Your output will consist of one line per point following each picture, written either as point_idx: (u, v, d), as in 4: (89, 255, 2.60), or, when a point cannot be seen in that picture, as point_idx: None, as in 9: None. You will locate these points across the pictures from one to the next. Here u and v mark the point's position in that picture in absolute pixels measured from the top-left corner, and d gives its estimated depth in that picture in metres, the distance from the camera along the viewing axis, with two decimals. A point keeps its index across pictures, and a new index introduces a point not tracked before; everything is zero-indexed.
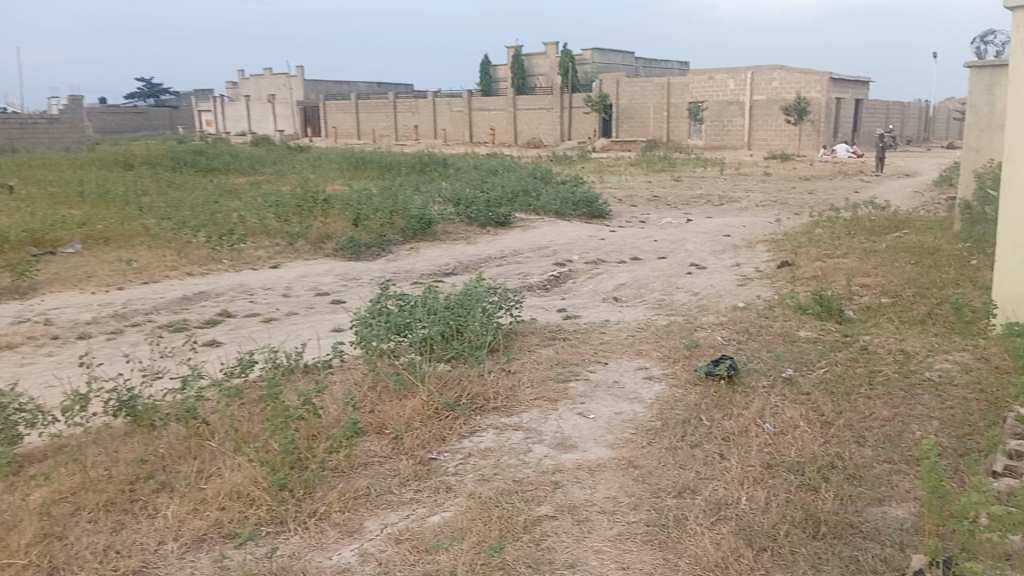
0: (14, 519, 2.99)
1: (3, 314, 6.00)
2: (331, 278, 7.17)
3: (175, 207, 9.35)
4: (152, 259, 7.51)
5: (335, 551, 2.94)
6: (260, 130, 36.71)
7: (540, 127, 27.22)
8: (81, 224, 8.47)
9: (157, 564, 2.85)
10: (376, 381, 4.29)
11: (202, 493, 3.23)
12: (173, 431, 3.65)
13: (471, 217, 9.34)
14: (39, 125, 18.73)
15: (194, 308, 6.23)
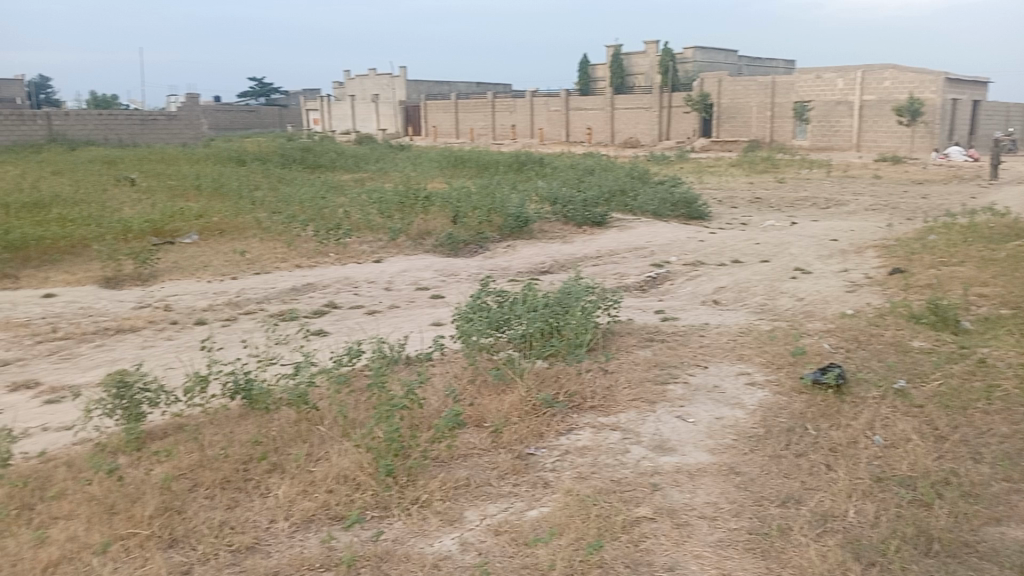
0: (138, 492, 3.17)
1: (127, 299, 6.41)
2: (430, 273, 7.32)
3: (285, 202, 9.75)
4: (263, 251, 7.86)
5: (436, 538, 3.01)
6: (363, 129, 37.82)
7: (637, 126, 26.95)
8: (199, 215, 8.96)
9: (269, 541, 2.98)
10: (476, 375, 4.37)
11: (311, 475, 3.36)
12: (285, 416, 3.82)
13: (568, 217, 9.36)
14: (159, 121, 19.92)
15: (302, 299, 6.49)
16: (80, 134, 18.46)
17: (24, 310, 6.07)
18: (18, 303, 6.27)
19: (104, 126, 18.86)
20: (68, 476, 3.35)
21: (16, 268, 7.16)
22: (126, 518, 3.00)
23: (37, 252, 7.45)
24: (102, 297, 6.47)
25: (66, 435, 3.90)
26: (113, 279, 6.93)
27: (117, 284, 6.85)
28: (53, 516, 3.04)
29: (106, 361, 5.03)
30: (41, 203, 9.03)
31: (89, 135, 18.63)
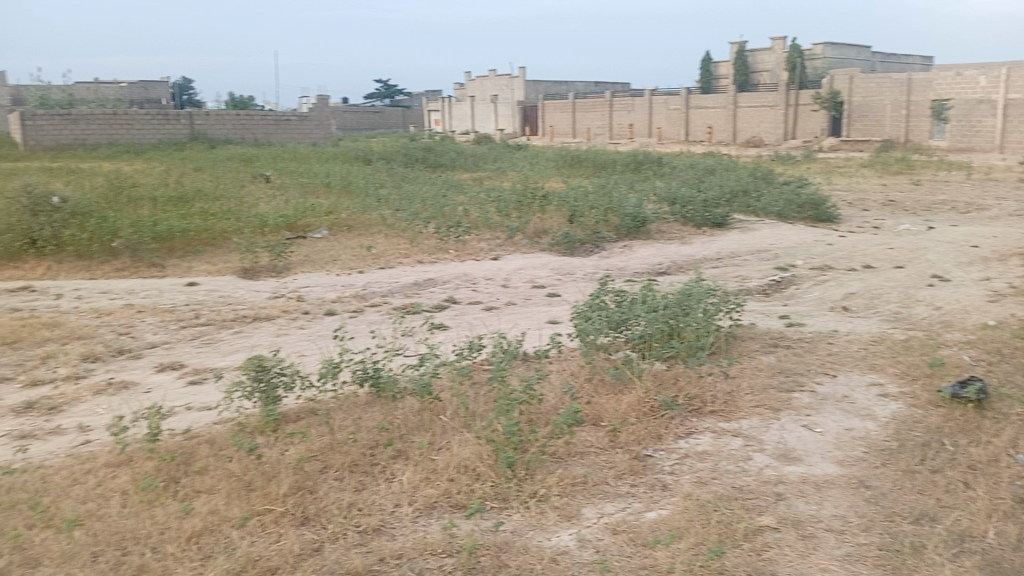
0: (274, 470, 3.36)
1: (263, 289, 6.80)
2: (546, 271, 7.39)
3: (408, 200, 10.07)
4: (387, 247, 8.15)
5: (554, 533, 3.04)
6: (481, 129, 38.44)
7: (761, 125, 26.07)
8: (328, 211, 9.38)
9: (394, 524, 3.09)
10: (593, 374, 4.39)
11: (433, 463, 3.47)
12: (409, 406, 3.96)
13: (687, 218, 9.21)
14: (291, 122, 20.94)
15: (423, 293, 6.69)
16: (220, 133, 19.67)
17: (171, 297, 6.55)
18: (165, 291, 6.77)
19: (241, 126, 20.00)
20: (210, 452, 3.58)
21: (164, 258, 7.74)
22: (263, 495, 3.18)
23: (182, 243, 8.01)
24: (241, 287, 6.90)
25: (208, 415, 4.18)
26: (250, 270, 7.36)
27: (254, 275, 7.28)
28: (196, 489, 3.26)
29: (244, 347, 5.36)
30: (186, 197, 9.69)
31: (228, 134, 19.82)
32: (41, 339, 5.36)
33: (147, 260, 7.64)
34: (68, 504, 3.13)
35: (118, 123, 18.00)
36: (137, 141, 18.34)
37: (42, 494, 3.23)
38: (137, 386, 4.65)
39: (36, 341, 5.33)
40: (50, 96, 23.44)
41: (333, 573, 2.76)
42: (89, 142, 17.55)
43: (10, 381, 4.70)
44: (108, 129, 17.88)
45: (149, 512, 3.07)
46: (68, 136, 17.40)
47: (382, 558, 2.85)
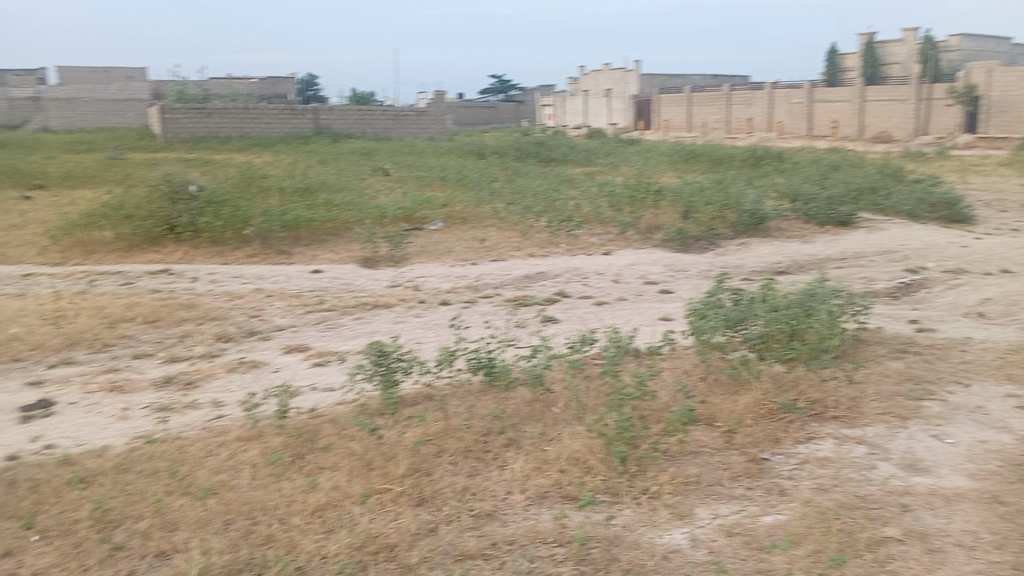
0: (392, 451, 3.48)
1: (382, 278, 7.04)
2: (659, 267, 7.30)
3: (521, 194, 10.16)
4: (500, 239, 8.26)
5: (666, 530, 3.01)
6: (593, 124, 38.23)
7: (890, 120, 24.60)
8: (444, 204, 9.58)
9: (506, 511, 3.14)
10: (708, 373, 4.31)
11: (545, 454, 3.51)
12: (521, 396, 4.01)
13: (808, 215, 8.87)
14: (409, 117, 21.50)
15: (535, 286, 6.74)
16: (342, 128, 20.44)
17: (296, 284, 6.88)
18: (292, 277, 7.12)
19: (362, 120, 20.71)
20: (333, 431, 3.75)
21: (291, 246, 8.15)
22: (382, 475, 3.31)
23: (307, 232, 8.40)
24: (361, 275, 7.17)
25: (331, 396, 4.38)
26: (370, 260, 7.63)
27: (373, 264, 7.54)
28: (320, 466, 3.42)
29: (363, 332, 5.56)
30: (311, 188, 10.15)
31: (350, 129, 20.57)
32: (180, 319, 5.74)
33: (275, 248, 8.07)
34: (204, 474, 3.35)
35: (249, 118, 19.02)
36: (266, 135, 19.33)
37: (180, 463, 3.47)
38: (266, 366, 4.91)
39: (176, 320, 5.72)
40: (189, 91, 25.05)
41: (448, 554, 2.83)
42: (222, 135, 18.64)
43: (152, 356, 5.06)
44: (240, 123, 18.93)
45: (276, 486, 3.24)
46: (204, 130, 18.55)
47: (494, 543, 2.90)
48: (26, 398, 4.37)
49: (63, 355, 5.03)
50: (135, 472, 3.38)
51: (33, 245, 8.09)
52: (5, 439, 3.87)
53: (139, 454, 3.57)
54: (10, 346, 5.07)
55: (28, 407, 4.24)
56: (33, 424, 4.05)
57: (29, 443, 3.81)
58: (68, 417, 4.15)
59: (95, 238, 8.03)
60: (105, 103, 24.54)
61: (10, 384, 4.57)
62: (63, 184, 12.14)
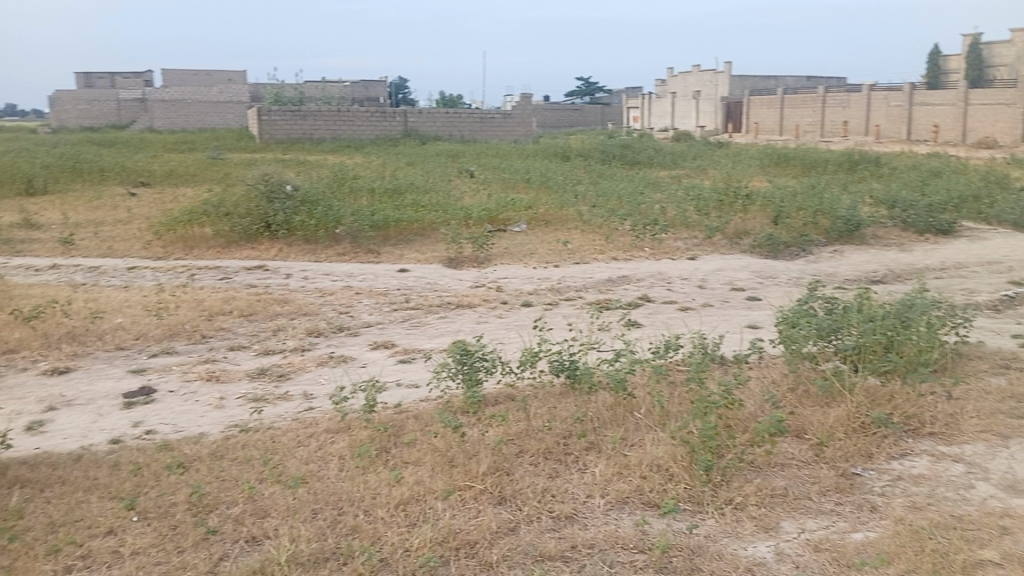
0: (474, 450, 3.53)
1: (465, 279, 7.14)
2: (746, 273, 7.14)
3: (605, 197, 10.12)
4: (583, 242, 8.24)
5: (750, 543, 2.95)
6: (681, 126, 37.65)
7: (996, 124, 23.29)
8: (527, 206, 9.63)
9: (586, 514, 3.13)
10: (797, 383, 4.19)
11: (626, 459, 3.49)
12: (603, 399, 4.00)
13: (907, 222, 8.50)
14: (496, 119, 21.69)
15: (618, 290, 6.70)
16: (430, 130, 20.77)
17: (383, 282, 7.05)
18: (379, 275, 7.30)
19: (450, 123, 21.00)
20: (417, 427, 3.82)
21: (379, 245, 8.37)
22: (464, 472, 3.35)
23: (395, 231, 8.60)
24: (446, 275, 7.29)
25: (416, 392, 4.47)
26: (455, 260, 7.74)
27: (457, 264, 7.65)
28: (404, 460, 3.49)
29: (448, 331, 5.65)
30: (399, 189, 10.37)
31: (437, 131, 20.89)
32: (273, 313, 5.97)
33: (364, 247, 8.29)
34: (294, 464, 3.47)
35: (341, 120, 19.60)
36: (357, 136, 19.87)
37: (272, 452, 3.60)
38: (353, 361, 5.05)
39: (269, 314, 5.94)
40: (285, 94, 26.00)
41: (528, 554, 2.85)
42: (315, 137, 19.28)
43: (247, 349, 5.28)
44: (332, 125, 19.51)
45: (362, 478, 3.33)
46: (298, 131, 19.21)
47: (574, 546, 2.90)
48: (130, 385, 4.63)
49: (165, 345, 5.30)
50: (229, 460, 3.53)
51: (140, 240, 8.56)
52: (111, 423, 4.11)
53: (233, 443, 3.72)
54: (118, 334, 5.38)
55: (133, 394, 4.49)
56: (137, 410, 4.27)
57: (133, 428, 4.03)
58: (168, 404, 4.37)
59: (196, 234, 8.42)
60: (206, 105, 25.70)
61: (116, 371, 4.84)
62: (167, 182, 12.79)
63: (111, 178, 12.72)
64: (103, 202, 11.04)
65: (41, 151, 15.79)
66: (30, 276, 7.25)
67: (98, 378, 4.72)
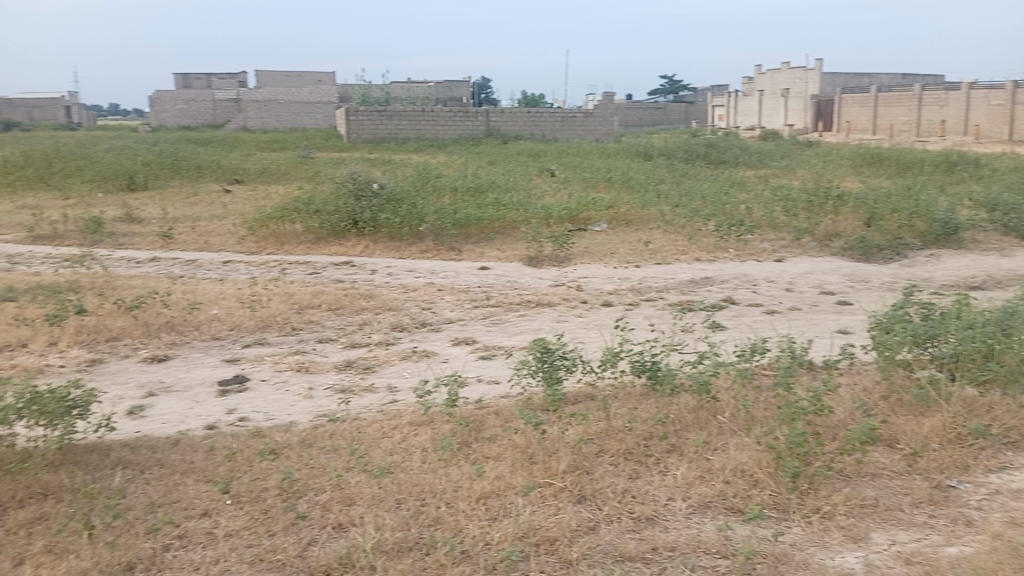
0: (553, 447, 3.53)
1: (546, 277, 7.16)
2: (836, 277, 6.92)
3: (689, 197, 9.97)
4: (665, 242, 8.15)
5: (838, 553, 2.86)
6: (769, 125, 36.63)
7: None
8: (609, 205, 9.59)
9: (667, 517, 3.10)
10: (889, 392, 4.04)
11: (709, 463, 3.43)
12: (686, 402, 3.95)
13: (1009, 226, 8.07)
14: (578, 118, 21.53)
15: (701, 291, 6.59)
16: (512, 129, 20.84)
17: (465, 279, 7.14)
18: (461, 273, 7.40)
19: (531, 122, 21.03)
20: (498, 423, 3.86)
21: (461, 243, 8.49)
22: (543, 469, 3.37)
23: (477, 230, 8.70)
24: (526, 273, 7.33)
25: (497, 389, 4.51)
26: (535, 259, 7.77)
27: (538, 263, 7.67)
28: (485, 455, 3.53)
29: (528, 329, 5.69)
30: (482, 188, 10.48)
31: (519, 130, 20.95)
32: (359, 308, 6.13)
33: (446, 245, 8.42)
34: (379, 454, 3.56)
35: (426, 119, 19.94)
36: (440, 136, 20.18)
37: (357, 442, 3.70)
38: (436, 356, 5.14)
39: (356, 309, 6.11)
40: (372, 94, 26.61)
41: (608, 554, 2.84)
42: (400, 136, 19.69)
43: (334, 341, 5.44)
44: (417, 125, 19.88)
45: (444, 471, 3.39)
46: (384, 131, 19.67)
47: (655, 548, 2.88)
48: (225, 374, 4.84)
49: (257, 336, 5.51)
50: (317, 448, 3.64)
51: (234, 234, 8.92)
52: (207, 409, 4.30)
53: (322, 432, 3.85)
54: (213, 325, 5.62)
55: (227, 382, 4.69)
56: (230, 398, 4.46)
57: (227, 415, 4.21)
58: (260, 393, 4.54)
59: (287, 230, 8.74)
60: (297, 105, 26.58)
61: (212, 360, 5.07)
62: (259, 179, 13.30)
63: (208, 175, 13.31)
64: (201, 198, 11.56)
65: (145, 148, 16.67)
66: (133, 268, 7.65)
67: (195, 367, 4.95)
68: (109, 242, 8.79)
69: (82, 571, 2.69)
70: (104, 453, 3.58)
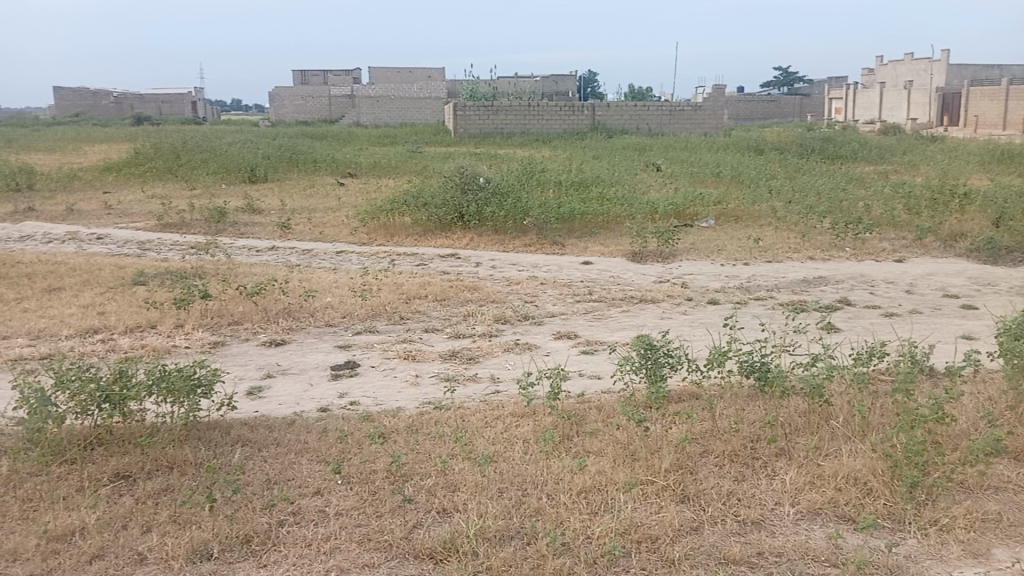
0: (657, 445, 3.50)
1: (650, 273, 7.08)
2: (961, 279, 6.52)
3: (802, 193, 9.62)
4: (777, 240, 7.90)
5: (957, 568, 2.70)
6: (890, 118, 34.51)
7: None
8: (717, 201, 9.39)
9: (774, 521, 3.01)
10: (1019, 403, 3.78)
11: (820, 469, 3.31)
12: (796, 405, 3.83)
13: None
14: (685, 112, 20.91)
15: (814, 291, 6.35)
16: (617, 123, 20.64)
17: (568, 273, 7.16)
18: (564, 267, 7.41)
19: (638, 116, 20.74)
20: (600, 418, 3.85)
21: (565, 237, 8.54)
22: (646, 466, 3.34)
23: (581, 224, 8.76)
24: (630, 269, 7.26)
25: (600, 384, 4.50)
26: (639, 254, 7.69)
27: (642, 259, 7.59)
28: (586, 450, 3.53)
29: (631, 325, 5.64)
30: (586, 183, 10.46)
31: (625, 124, 20.70)
32: (464, 300, 6.24)
33: (550, 239, 8.47)
34: (482, 443, 3.62)
35: (532, 114, 20.07)
36: (545, 130, 20.25)
37: (462, 430, 3.78)
38: (538, 349, 5.18)
39: (461, 300, 6.23)
40: (479, 90, 26.96)
41: (711, 556, 2.79)
42: (506, 130, 19.95)
43: (439, 331, 5.56)
44: (523, 119, 20.04)
45: (545, 463, 3.41)
46: (490, 126, 19.96)
47: (761, 552, 2.80)
48: (337, 359, 5.04)
49: (367, 324, 5.71)
50: (423, 434, 3.74)
51: (347, 226, 9.27)
52: (320, 392, 4.49)
53: (427, 419, 3.94)
54: (327, 312, 5.86)
55: (338, 367, 4.88)
56: (341, 382, 4.64)
57: (338, 398, 4.38)
58: (369, 379, 4.71)
59: (397, 223, 8.99)
60: (407, 100, 27.26)
61: (325, 346, 5.29)
62: (371, 172, 13.73)
63: (323, 169, 13.87)
64: (316, 190, 12.04)
65: (265, 142, 17.51)
66: (254, 256, 8.07)
67: (309, 352, 5.17)
68: (232, 231, 9.31)
69: (204, 541, 2.86)
70: (225, 430, 3.79)
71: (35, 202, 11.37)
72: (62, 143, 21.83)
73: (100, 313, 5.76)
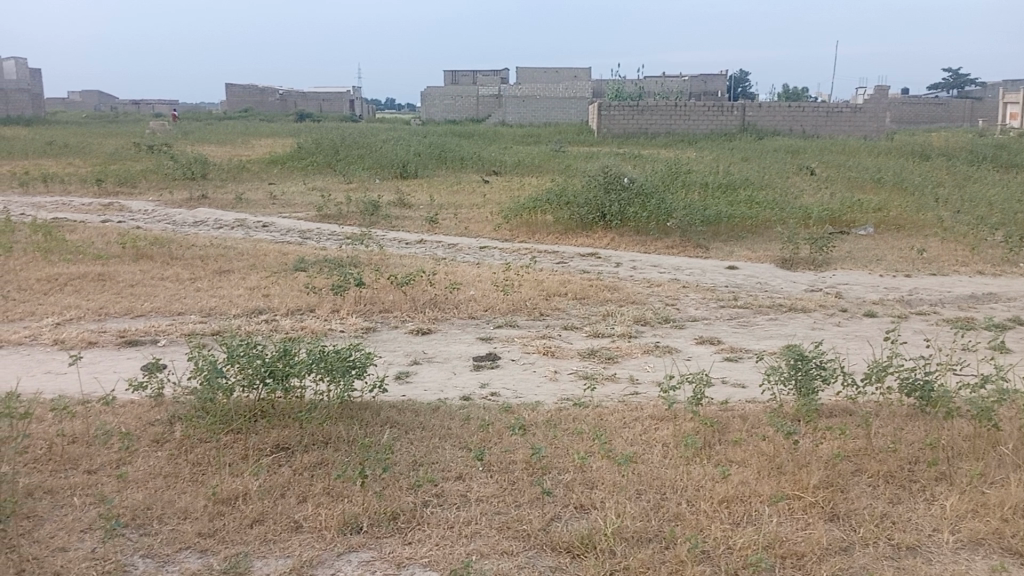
0: (804, 460, 3.35)
1: (800, 281, 6.79)
2: None
3: (973, 202, 8.91)
4: (943, 252, 7.36)
5: None
6: None
7: None
8: (877, 208, 8.88)
9: (931, 548, 2.81)
10: None
11: (984, 497, 3.07)
12: (959, 428, 3.57)
13: None
14: (843, 113, 19.77)
15: (983, 308, 5.86)
16: (769, 125, 19.88)
17: (711, 278, 6.98)
18: (708, 271, 7.24)
19: (791, 117, 19.86)
20: (744, 428, 3.74)
21: (709, 240, 8.36)
22: (793, 481, 3.20)
23: (727, 228, 8.56)
24: (779, 276, 6.99)
25: (744, 392, 4.37)
26: (789, 260, 7.38)
27: (791, 265, 7.27)
28: (729, 458, 3.44)
29: (778, 334, 5.42)
30: (734, 185, 10.16)
31: (776, 126, 19.90)
32: (604, 299, 6.23)
33: (693, 241, 8.30)
34: (620, 442, 3.61)
35: (679, 114, 19.74)
36: (692, 131, 19.84)
37: (600, 428, 3.78)
38: (680, 353, 5.08)
39: (600, 300, 6.22)
40: (625, 91, 26.78)
41: None
42: (651, 131, 19.79)
43: (579, 329, 5.58)
44: (669, 120, 19.74)
45: (686, 468, 3.35)
46: (635, 126, 19.88)
47: None
48: (479, 350, 5.16)
49: (508, 318, 5.81)
50: (562, 430, 3.77)
51: (491, 222, 9.48)
52: (462, 381, 4.63)
53: (566, 414, 3.97)
54: (470, 305, 6.01)
55: (480, 358, 5.00)
56: (483, 373, 4.76)
57: (480, 388, 4.49)
58: (509, 371, 4.80)
59: (539, 220, 9.07)
60: (552, 100, 27.48)
61: (467, 337, 5.43)
62: (514, 171, 13.97)
63: (469, 167, 14.24)
64: (462, 187, 12.39)
65: (416, 140, 18.17)
66: (403, 247, 8.45)
67: (453, 342, 5.33)
68: (383, 224, 9.74)
69: (354, 515, 3.02)
70: (375, 412, 3.98)
71: (209, 191, 12.37)
72: (232, 137, 23.56)
73: (263, 295, 6.19)
